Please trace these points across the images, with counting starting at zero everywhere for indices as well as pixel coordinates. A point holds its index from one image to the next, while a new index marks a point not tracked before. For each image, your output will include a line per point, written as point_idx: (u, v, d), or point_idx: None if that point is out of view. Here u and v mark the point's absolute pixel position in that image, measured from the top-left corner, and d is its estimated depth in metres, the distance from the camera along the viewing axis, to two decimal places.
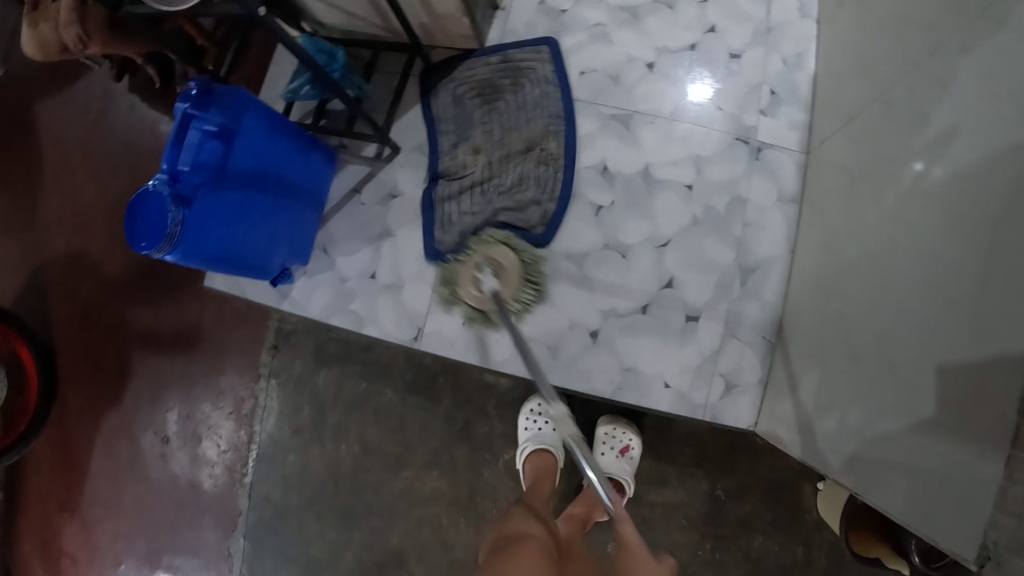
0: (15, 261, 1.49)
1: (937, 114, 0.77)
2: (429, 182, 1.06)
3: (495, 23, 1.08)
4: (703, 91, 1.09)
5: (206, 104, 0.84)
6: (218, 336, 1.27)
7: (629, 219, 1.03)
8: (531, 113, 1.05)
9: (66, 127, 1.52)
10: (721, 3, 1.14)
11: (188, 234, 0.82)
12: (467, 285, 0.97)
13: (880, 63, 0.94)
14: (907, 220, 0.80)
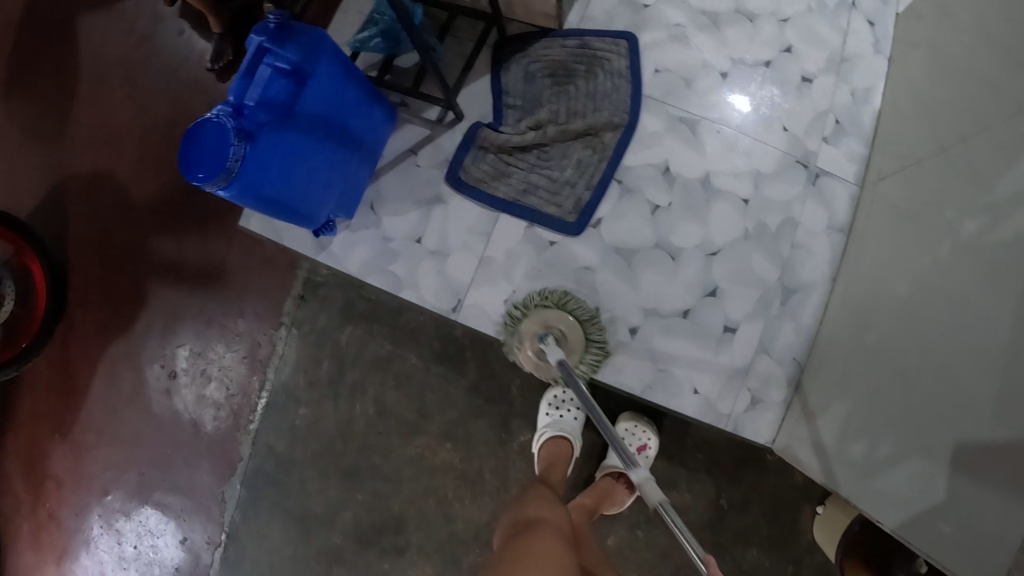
0: (39, 170, 1.44)
1: (1014, 167, 0.77)
2: (471, 148, 1.03)
3: (577, 6, 1.06)
4: (771, 108, 1.09)
5: (282, 41, 0.83)
6: (243, 278, 1.25)
7: (683, 223, 1.03)
8: (600, 102, 1.02)
9: (110, 43, 1.47)
10: (800, 25, 1.15)
11: (245, 172, 0.80)
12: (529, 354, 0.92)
13: (951, 108, 0.95)
14: (967, 266, 0.80)
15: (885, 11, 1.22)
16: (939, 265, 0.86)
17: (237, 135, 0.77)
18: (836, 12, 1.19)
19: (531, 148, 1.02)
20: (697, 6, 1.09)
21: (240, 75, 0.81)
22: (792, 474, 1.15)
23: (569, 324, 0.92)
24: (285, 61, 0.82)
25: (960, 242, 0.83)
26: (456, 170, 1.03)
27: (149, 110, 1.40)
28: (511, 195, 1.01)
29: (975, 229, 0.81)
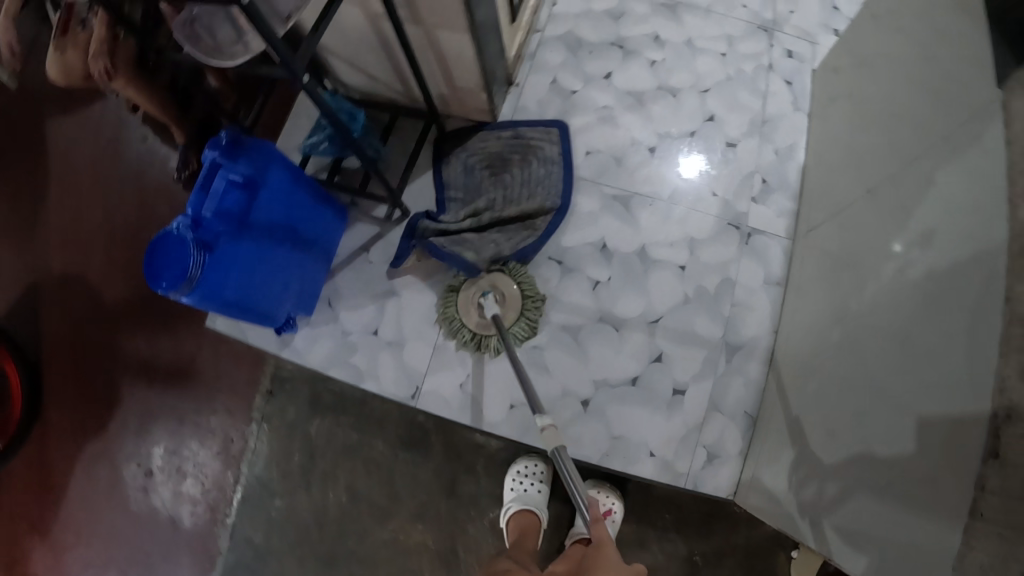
0: (10, 275, 1.48)
1: (916, 217, 0.80)
2: (409, 237, 1.06)
3: (508, 100, 1.14)
4: (700, 176, 1.16)
5: (235, 155, 0.89)
6: (213, 373, 1.29)
7: (622, 295, 1.09)
8: (534, 188, 1.09)
9: (75, 147, 1.53)
10: (721, 95, 1.23)
11: (205, 278, 0.85)
12: (471, 310, 1.06)
13: (866, 160, 1.00)
14: (880, 309, 0.83)
15: (799, 73, 1.31)
16: (857, 315, 0.89)
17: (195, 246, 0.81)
18: (754, 78, 1.28)
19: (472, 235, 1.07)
20: (623, 87, 1.17)
21: (196, 188, 0.86)
22: (760, 524, 1.17)
23: (506, 282, 1.05)
24: (238, 174, 0.88)
25: (881, 284, 0.85)
26: (403, 263, 1.09)
27: (115, 211, 1.45)
28: (455, 283, 1.06)
29: (893, 271, 0.83)
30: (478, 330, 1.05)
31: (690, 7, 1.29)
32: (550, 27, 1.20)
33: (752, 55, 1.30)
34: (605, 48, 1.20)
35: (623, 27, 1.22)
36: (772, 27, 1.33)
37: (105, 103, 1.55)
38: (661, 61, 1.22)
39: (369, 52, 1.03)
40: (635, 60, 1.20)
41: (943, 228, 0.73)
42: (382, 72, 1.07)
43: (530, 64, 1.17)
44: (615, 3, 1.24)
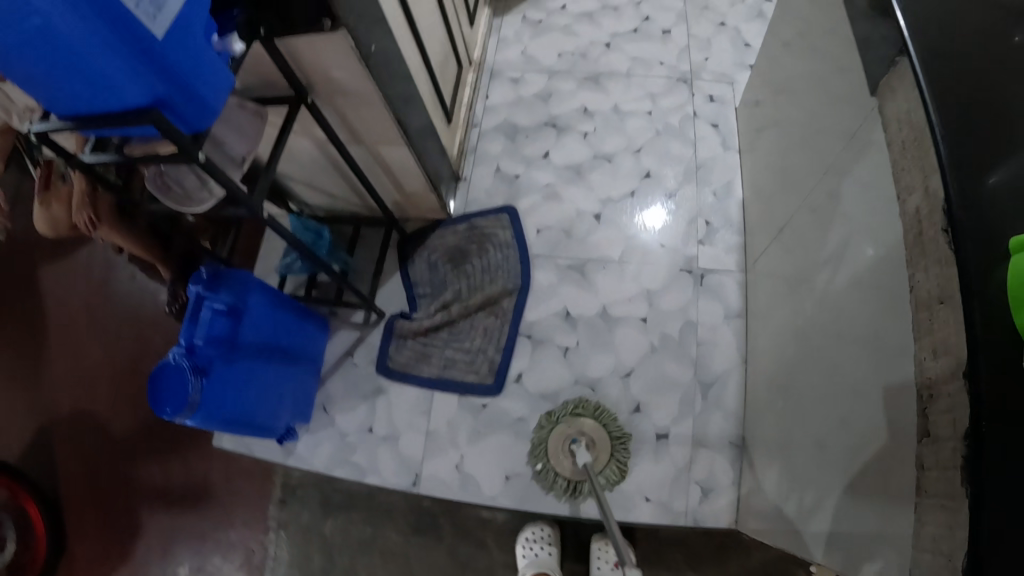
0: (21, 421, 1.55)
1: (837, 228, 0.86)
2: (389, 336, 1.20)
3: (458, 195, 1.28)
4: (646, 232, 1.26)
5: (216, 286, 0.95)
6: (226, 490, 1.35)
7: (592, 353, 1.18)
8: (494, 273, 1.21)
9: (68, 292, 1.63)
10: (654, 151, 1.33)
11: (205, 401, 0.91)
12: (563, 458, 1.08)
13: (791, 183, 1.08)
14: (828, 321, 0.87)
15: (724, 113, 1.40)
16: (804, 332, 0.96)
17: (193, 373, 0.87)
18: (682, 127, 1.37)
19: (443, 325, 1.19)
20: (562, 163, 1.31)
21: (185, 320, 0.92)
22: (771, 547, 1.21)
23: (592, 430, 1.10)
24: (222, 303, 0.94)
25: (817, 296, 0.92)
26: (385, 360, 1.19)
27: (115, 347, 1.54)
28: (433, 372, 1.17)
29: (824, 282, 0.89)
30: (571, 480, 1.07)
31: (611, 74, 1.42)
32: (486, 121, 1.37)
33: (677, 107, 1.40)
34: (539, 129, 1.35)
35: (552, 106, 1.38)
36: (689, 76, 1.43)
37: (91, 247, 1.65)
38: (592, 131, 1.35)
39: (323, 173, 1.15)
40: (568, 134, 1.34)
41: (840, 274, 0.84)
42: (337, 189, 1.18)
43: (473, 158, 1.33)
44: (542, 86, 1.40)
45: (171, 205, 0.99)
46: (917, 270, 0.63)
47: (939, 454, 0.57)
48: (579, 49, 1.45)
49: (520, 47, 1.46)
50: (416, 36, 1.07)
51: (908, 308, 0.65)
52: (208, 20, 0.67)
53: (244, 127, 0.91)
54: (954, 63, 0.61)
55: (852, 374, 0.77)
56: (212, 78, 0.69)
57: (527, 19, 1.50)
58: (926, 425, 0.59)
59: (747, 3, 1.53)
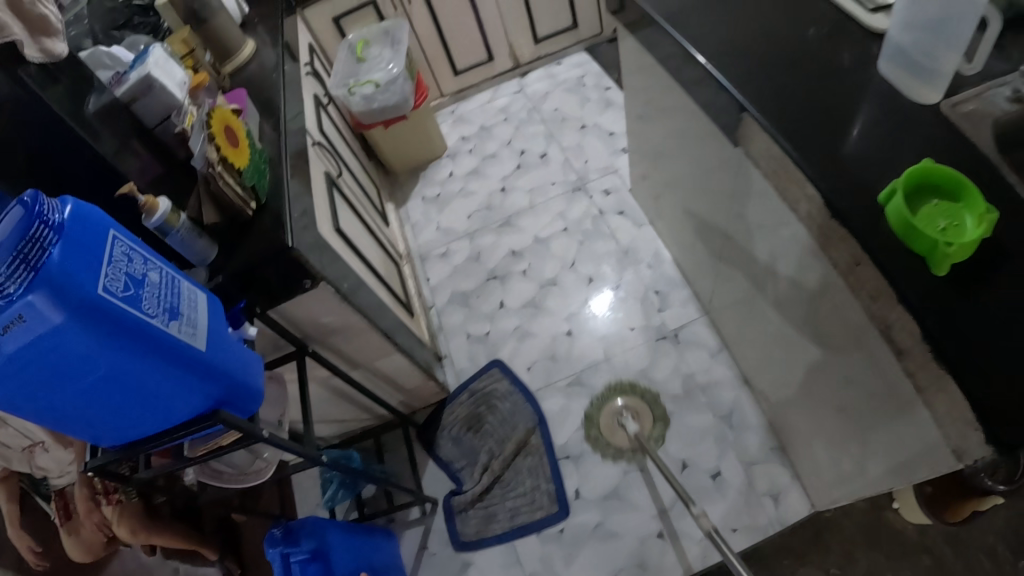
0: None
1: (759, 249, 1.06)
2: (450, 514, 1.29)
3: (449, 373, 1.46)
4: (614, 325, 1.45)
5: (294, 539, 1.03)
6: None
7: (615, 435, 1.31)
8: (512, 421, 1.36)
9: None
10: (590, 258, 1.55)
11: None
12: (615, 430, 1.32)
13: (700, 236, 1.32)
14: (794, 329, 1.05)
15: (624, 200, 1.62)
16: (773, 340, 1.16)
17: None
18: (596, 227, 1.59)
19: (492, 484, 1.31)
20: (518, 305, 1.52)
21: None
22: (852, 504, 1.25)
23: (632, 399, 1.36)
24: (305, 552, 1.03)
25: (772, 319, 1.13)
26: (457, 537, 1.27)
27: None
28: (506, 525, 1.26)
29: (772, 309, 1.10)
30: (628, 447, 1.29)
31: (519, 213, 1.66)
32: (437, 299, 1.57)
33: (583, 213, 1.62)
34: (484, 286, 1.56)
35: (486, 261, 1.59)
36: (582, 183, 1.67)
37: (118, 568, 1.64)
38: (528, 267, 1.56)
39: (331, 406, 1.26)
40: (511, 279, 1.55)
41: (785, 313, 1.04)
42: (348, 412, 1.29)
43: (444, 334, 1.51)
44: (469, 250, 1.62)
45: (227, 485, 1.06)
46: (829, 254, 0.82)
47: (913, 358, 0.71)
48: (483, 205, 1.69)
49: (433, 224, 1.69)
50: (362, 257, 1.23)
51: (840, 284, 0.82)
52: (224, 323, 0.85)
53: (270, 397, 1.02)
54: (791, 109, 0.86)
55: (840, 381, 0.95)
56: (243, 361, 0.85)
57: (426, 199, 1.74)
58: (893, 346, 0.74)
59: (593, 100, 1.82)
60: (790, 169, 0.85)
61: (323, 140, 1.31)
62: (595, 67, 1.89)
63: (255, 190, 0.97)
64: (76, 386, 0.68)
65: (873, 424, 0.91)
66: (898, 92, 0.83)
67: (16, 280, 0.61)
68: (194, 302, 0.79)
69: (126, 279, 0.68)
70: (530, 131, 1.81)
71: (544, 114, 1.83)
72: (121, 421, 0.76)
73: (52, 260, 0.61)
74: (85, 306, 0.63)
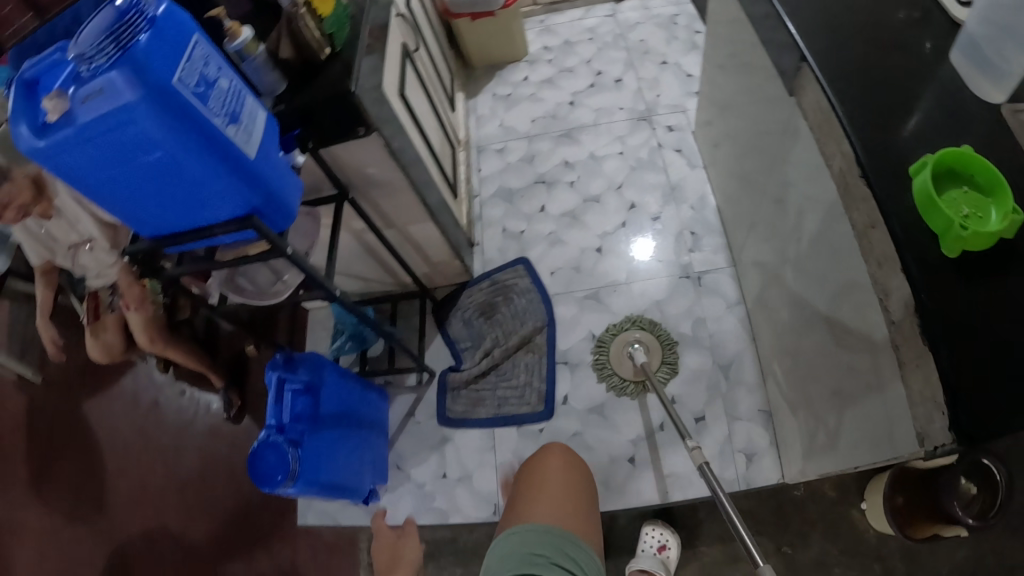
0: (91, 553, 1.59)
1: (791, 206, 1.09)
2: (444, 381, 1.39)
3: (477, 260, 1.51)
4: (643, 254, 1.51)
5: (293, 368, 1.11)
6: (318, 567, 1.43)
7: (622, 364, 1.36)
8: (523, 317, 1.43)
9: (119, 420, 1.73)
10: (634, 185, 1.60)
11: (304, 468, 1.07)
12: (624, 361, 1.37)
13: (746, 188, 1.34)
14: (805, 287, 1.08)
15: (684, 138, 1.67)
16: (790, 306, 1.19)
17: (290, 445, 1.04)
18: (652, 158, 1.64)
19: (487, 369, 1.38)
20: (558, 211, 1.56)
21: (272, 403, 1.08)
22: (822, 492, 1.33)
23: (648, 339, 1.40)
24: (300, 382, 1.11)
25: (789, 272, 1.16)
26: (443, 410, 1.36)
27: (179, 463, 1.62)
28: (490, 413, 1.34)
29: (789, 259, 1.14)
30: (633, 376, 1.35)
31: (582, 127, 1.70)
32: (483, 189, 1.61)
33: (643, 142, 1.67)
34: (531, 187, 1.59)
35: (538, 165, 1.63)
36: (648, 114, 1.71)
37: (131, 371, 1.78)
38: (576, 179, 1.60)
39: (357, 259, 1.34)
40: (558, 187, 1.59)
41: (804, 259, 1.07)
42: (373, 273, 1.39)
43: (481, 223, 1.56)
44: (524, 151, 1.65)
45: (258, 301, 1.18)
46: (852, 214, 0.83)
47: (901, 330, 0.74)
48: (548, 112, 1.72)
49: (497, 121, 1.72)
50: (422, 133, 1.29)
51: (852, 241, 0.85)
52: (277, 145, 0.89)
53: (303, 228, 1.11)
54: (839, 64, 0.87)
55: (834, 332, 0.99)
56: (287, 183, 0.90)
57: (496, 96, 1.77)
58: (888, 317, 0.77)
59: (681, 40, 1.84)
60: (834, 126, 0.84)
61: (409, 15, 1.36)
62: (691, 10, 1.90)
63: (332, 37, 0.96)
64: (141, 173, 0.74)
65: (848, 379, 0.96)
66: (961, 86, 0.80)
67: (105, 56, 0.66)
68: (256, 118, 0.83)
69: (199, 80, 0.72)
70: (611, 55, 1.84)
71: (629, 43, 1.86)
72: (176, 213, 0.84)
73: (138, 45, 0.64)
74: (160, 94, 0.67)
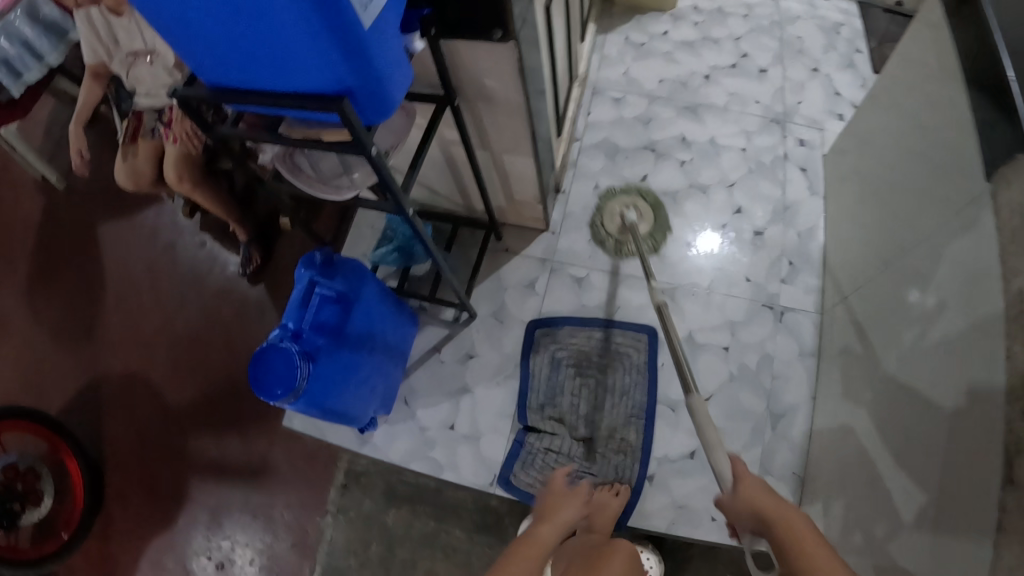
0: (68, 375, 1.53)
1: (930, 288, 0.96)
2: (520, 433, 1.22)
3: (557, 207, 1.36)
4: (734, 264, 1.33)
5: (330, 273, 1.00)
6: (286, 468, 1.34)
7: (611, 221, 1.34)
8: (619, 399, 1.23)
9: (129, 251, 1.63)
10: (746, 187, 1.41)
11: (310, 386, 0.96)
12: (614, 219, 1.35)
13: (873, 240, 1.19)
14: (918, 371, 0.94)
15: (812, 158, 1.47)
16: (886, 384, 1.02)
17: (301, 357, 0.92)
18: (773, 167, 1.44)
19: (572, 443, 1.21)
20: (659, 188, 1.39)
21: (296, 304, 0.97)
22: None
23: (645, 207, 1.37)
24: (332, 290, 1.00)
25: (903, 348, 1.00)
26: (507, 474, 1.19)
27: (177, 314, 1.53)
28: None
29: (912, 336, 0.98)
30: (620, 227, 1.34)
31: (709, 106, 1.49)
32: (587, 137, 1.43)
33: (770, 147, 1.47)
34: (639, 152, 1.42)
35: (652, 131, 1.44)
36: (783, 118, 1.51)
37: (157, 204, 1.66)
38: (689, 161, 1.42)
39: (434, 170, 1.20)
40: (666, 162, 1.41)
41: (945, 335, 0.89)
42: (445, 188, 1.24)
43: (573, 171, 1.39)
44: (642, 110, 1.46)
45: (327, 197, 0.99)
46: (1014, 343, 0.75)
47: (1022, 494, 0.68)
48: (680, 78, 1.51)
49: (622, 68, 1.52)
50: (549, 51, 1.10)
51: (998, 362, 0.77)
52: (397, 22, 0.70)
53: (391, 123, 0.94)
54: None
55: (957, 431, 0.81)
56: (394, 77, 0.72)
57: (629, 41, 1.56)
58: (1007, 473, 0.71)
59: (839, 52, 1.61)
60: None
61: None
62: (858, 25, 1.65)
63: None
64: (226, 13, 0.59)
65: (938, 489, 0.83)
66: None
67: None
68: None
69: None
70: (762, 40, 1.61)
71: (785, 35, 1.62)
72: (258, 77, 0.69)
73: None
74: None
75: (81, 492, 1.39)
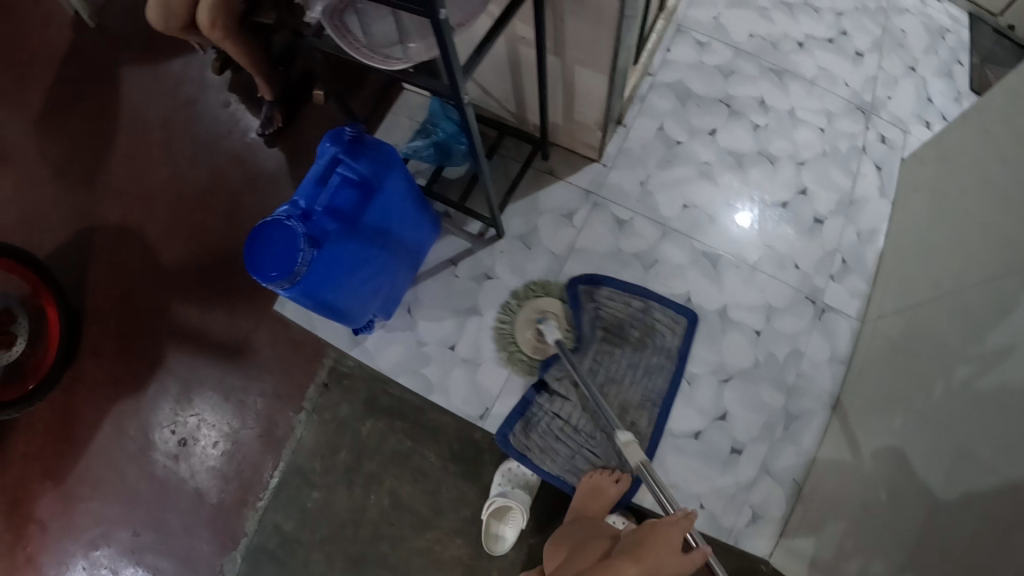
0: (62, 215, 1.45)
1: (992, 335, 0.85)
2: (531, 388, 1.14)
3: (614, 140, 1.26)
4: (786, 246, 1.22)
5: (356, 154, 0.88)
6: (269, 356, 1.27)
7: (526, 337, 1.16)
8: (639, 378, 1.13)
9: (151, 99, 1.53)
10: (816, 168, 1.28)
11: (310, 274, 0.85)
12: (527, 334, 1.16)
13: (945, 256, 1.05)
14: (968, 407, 0.83)
15: (892, 158, 1.31)
16: (930, 406, 0.91)
17: (307, 241, 0.81)
18: (847, 157, 1.30)
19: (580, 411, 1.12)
20: (724, 145, 1.27)
21: (312, 180, 0.86)
22: None
23: (550, 305, 1.16)
24: (355, 173, 0.88)
25: (951, 385, 0.89)
26: (507, 431, 1.12)
27: (187, 174, 1.44)
28: (556, 470, 1.10)
29: (964, 376, 0.87)
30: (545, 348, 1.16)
31: (796, 74, 1.34)
32: (661, 73, 1.31)
33: (849, 134, 1.32)
34: (713, 103, 1.29)
35: (732, 85, 1.31)
36: (868, 109, 1.35)
37: (191, 59, 1.56)
38: (764, 126, 1.29)
39: (492, 68, 1.08)
40: (740, 120, 1.29)
41: (1015, 384, 0.77)
42: (499, 92, 1.15)
43: (639, 106, 1.28)
44: (725, 60, 1.33)
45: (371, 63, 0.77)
46: None
47: None
48: (772, 37, 1.37)
49: (714, 11, 1.37)
50: None
51: None
52: None
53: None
54: None
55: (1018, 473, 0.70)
56: None
57: None
58: None
59: (940, 57, 1.43)
60: None
61: None
62: (965, 36, 1.48)
63: None
64: None
65: (973, 518, 0.75)
66: None
67: None
68: None
69: None
70: (863, 22, 1.44)
71: (889, 25, 1.45)
72: None
73: None
74: None
75: (54, 344, 1.31)
